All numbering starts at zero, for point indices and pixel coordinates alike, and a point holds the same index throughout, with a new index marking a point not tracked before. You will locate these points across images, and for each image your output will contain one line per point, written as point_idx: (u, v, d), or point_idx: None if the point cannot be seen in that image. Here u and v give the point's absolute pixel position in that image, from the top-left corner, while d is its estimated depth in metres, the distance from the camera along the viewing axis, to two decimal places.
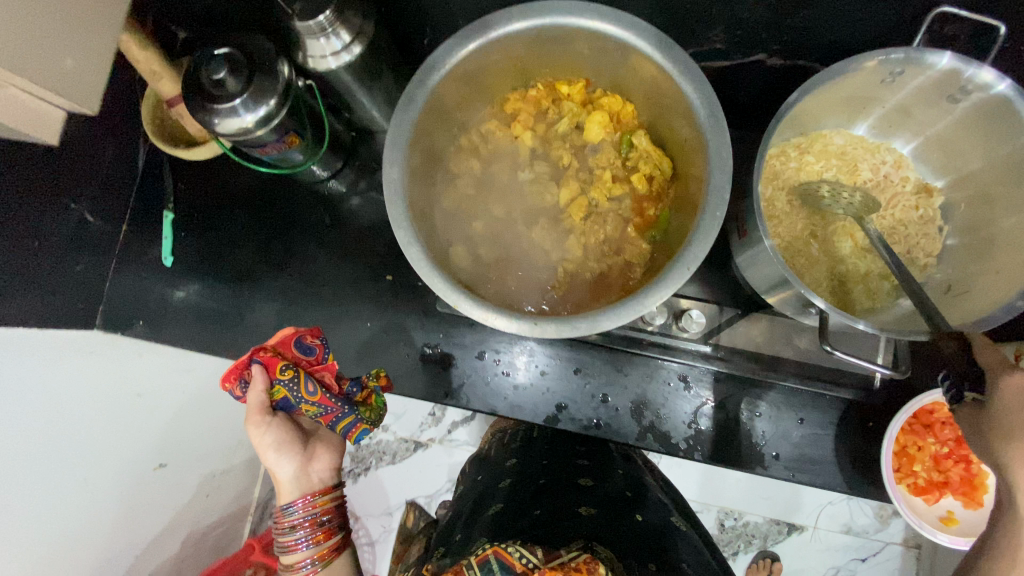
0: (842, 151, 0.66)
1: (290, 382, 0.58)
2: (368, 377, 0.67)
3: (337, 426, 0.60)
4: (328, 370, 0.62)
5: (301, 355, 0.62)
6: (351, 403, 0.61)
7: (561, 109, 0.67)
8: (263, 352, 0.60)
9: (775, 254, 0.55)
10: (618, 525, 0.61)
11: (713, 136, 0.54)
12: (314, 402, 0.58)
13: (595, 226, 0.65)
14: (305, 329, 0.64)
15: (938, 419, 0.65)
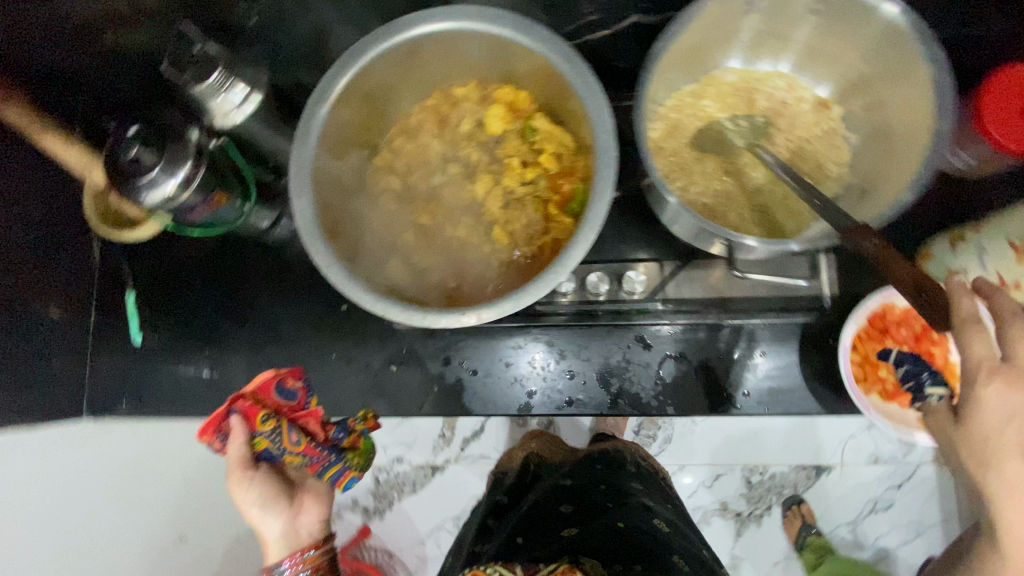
0: (737, 86, 0.68)
1: (271, 433, 0.57)
2: (355, 420, 0.63)
3: (324, 475, 0.59)
4: (311, 417, 0.59)
5: (282, 401, 0.60)
6: (336, 452, 0.59)
7: (461, 111, 0.70)
8: (242, 401, 0.58)
9: (682, 206, 0.58)
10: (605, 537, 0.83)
11: (592, 100, 0.58)
12: (297, 452, 0.58)
13: (516, 212, 0.67)
14: (286, 371, 0.60)
15: (893, 321, 0.65)
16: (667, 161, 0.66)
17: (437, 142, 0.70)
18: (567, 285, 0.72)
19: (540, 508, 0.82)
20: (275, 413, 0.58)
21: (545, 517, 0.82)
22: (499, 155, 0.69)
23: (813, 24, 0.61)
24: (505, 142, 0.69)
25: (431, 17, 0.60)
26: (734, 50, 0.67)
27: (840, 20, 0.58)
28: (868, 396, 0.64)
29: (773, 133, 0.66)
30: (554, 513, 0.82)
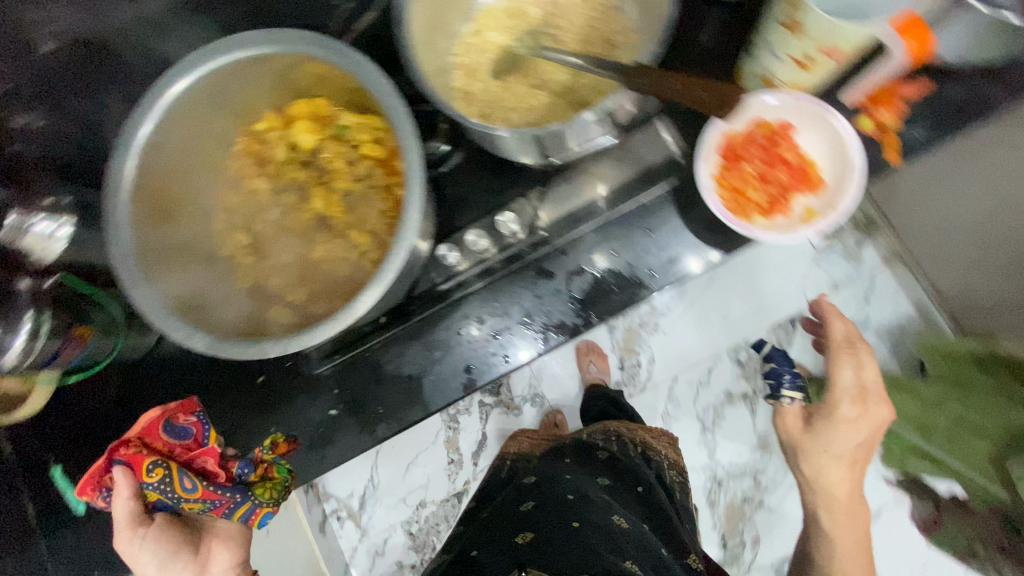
0: (506, 7, 0.69)
1: (160, 482, 0.63)
2: (265, 450, 0.75)
3: (233, 513, 0.69)
4: (208, 455, 0.68)
5: (174, 441, 0.67)
6: (241, 490, 0.69)
7: (272, 144, 0.69)
8: (125, 448, 0.65)
9: (516, 133, 0.58)
10: (552, 530, 0.83)
11: (364, 71, 0.58)
12: (196, 497, 0.66)
13: (362, 209, 0.66)
14: (176, 409, 0.68)
15: (737, 146, 0.67)
16: (477, 103, 0.67)
17: (264, 184, 0.69)
18: (455, 255, 0.73)
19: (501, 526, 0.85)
20: (161, 459, 0.64)
21: (504, 518, 0.86)
22: (325, 166, 0.69)
23: None
24: (325, 152, 0.68)
25: (182, 66, 0.58)
26: None
27: None
28: (746, 220, 0.66)
29: (557, 33, 0.67)
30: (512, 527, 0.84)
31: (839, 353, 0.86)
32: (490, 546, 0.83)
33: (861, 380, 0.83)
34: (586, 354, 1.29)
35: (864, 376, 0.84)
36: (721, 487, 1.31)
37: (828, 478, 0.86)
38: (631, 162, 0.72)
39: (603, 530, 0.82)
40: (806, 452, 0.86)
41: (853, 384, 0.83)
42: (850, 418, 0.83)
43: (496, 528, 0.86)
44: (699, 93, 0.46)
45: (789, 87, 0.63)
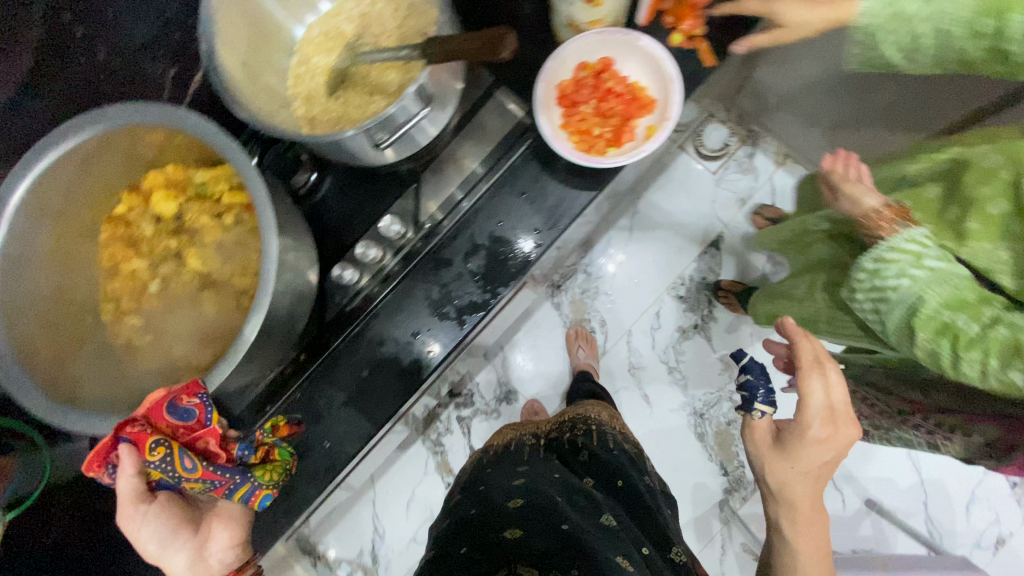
0: (321, 31, 0.72)
1: (162, 462, 0.58)
2: (264, 434, 0.69)
3: (233, 495, 0.63)
4: (210, 437, 0.61)
5: (178, 422, 0.59)
6: (242, 472, 0.63)
7: (136, 221, 0.69)
8: (130, 426, 0.58)
9: (362, 130, 0.58)
10: (545, 527, 0.80)
11: (188, 122, 0.59)
12: (197, 478, 0.60)
13: (239, 255, 0.67)
14: (179, 389, 0.59)
15: (568, 92, 0.72)
16: (321, 124, 0.69)
17: (139, 263, 0.68)
18: (351, 272, 0.75)
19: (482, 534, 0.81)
20: (164, 438, 0.58)
21: (492, 517, 0.83)
22: (192, 227, 0.69)
23: None
24: (189, 212, 0.68)
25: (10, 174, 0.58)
26: (293, 9, 0.71)
27: None
28: (598, 155, 0.70)
29: (374, 41, 0.70)
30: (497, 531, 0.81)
31: (805, 372, 0.69)
32: (479, 538, 0.80)
33: (828, 399, 0.67)
34: (576, 340, 1.36)
35: (835, 398, 0.67)
36: (704, 419, 1.35)
37: (797, 489, 0.67)
38: (490, 140, 0.77)
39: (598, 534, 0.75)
40: (764, 457, 0.71)
41: (824, 403, 0.67)
42: (821, 439, 0.66)
43: (486, 525, 0.82)
44: (470, 41, 0.50)
45: (593, 26, 0.66)
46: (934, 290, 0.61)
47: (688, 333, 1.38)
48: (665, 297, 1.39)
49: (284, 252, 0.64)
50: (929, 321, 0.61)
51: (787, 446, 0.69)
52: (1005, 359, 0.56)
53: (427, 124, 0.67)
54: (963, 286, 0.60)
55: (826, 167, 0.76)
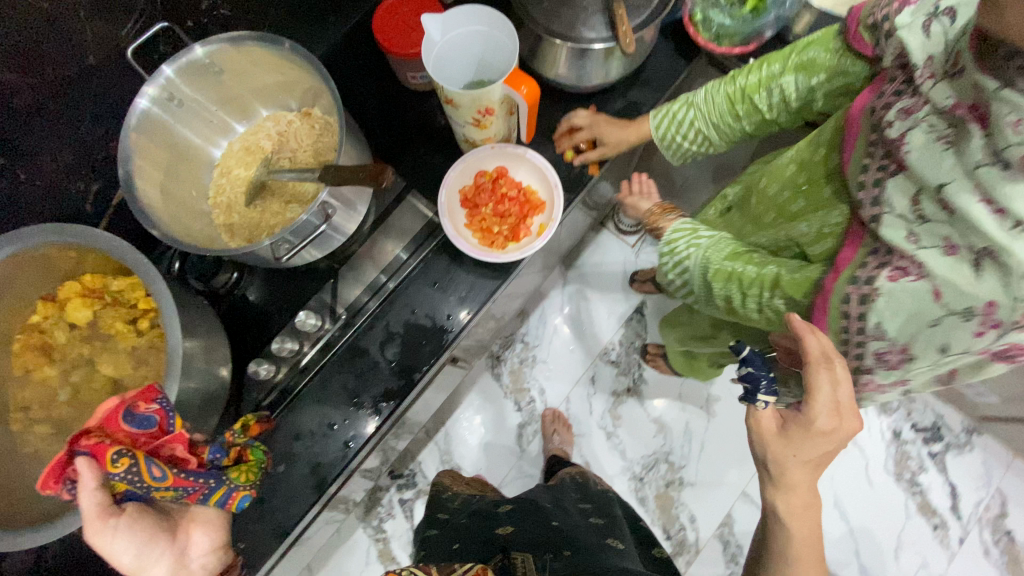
0: (242, 148, 0.79)
1: (127, 471, 0.52)
2: (232, 436, 0.65)
3: (208, 500, 0.57)
4: (177, 442, 0.56)
5: (136, 431, 0.54)
6: (216, 475, 0.57)
7: (51, 329, 0.71)
8: (86, 439, 0.53)
9: (276, 241, 0.63)
10: (534, 527, 0.87)
11: (102, 242, 0.64)
12: (167, 487, 0.54)
13: (153, 359, 0.70)
14: (135, 397, 0.56)
15: (468, 197, 0.80)
16: (240, 231, 0.75)
17: (51, 371, 0.70)
18: (267, 368, 0.77)
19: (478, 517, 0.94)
20: (126, 448, 0.53)
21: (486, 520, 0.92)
22: (106, 333, 0.71)
23: (225, 79, 0.73)
24: (103, 319, 0.71)
25: None
26: (210, 132, 0.78)
27: (236, 67, 0.71)
28: (495, 250, 0.78)
29: (291, 156, 0.78)
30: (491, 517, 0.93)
31: (812, 370, 0.58)
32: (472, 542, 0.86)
33: (835, 394, 0.58)
34: (552, 423, 1.40)
35: (843, 393, 0.57)
36: (643, 482, 1.37)
37: (797, 481, 0.59)
38: (404, 235, 0.84)
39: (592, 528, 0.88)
40: (766, 449, 0.61)
41: (830, 397, 0.57)
42: (826, 432, 0.57)
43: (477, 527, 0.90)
44: (355, 172, 0.62)
45: (486, 141, 0.77)
46: (714, 252, 0.76)
47: (622, 397, 1.44)
48: (598, 363, 1.46)
49: (194, 355, 0.67)
50: (719, 271, 0.74)
51: (792, 440, 0.59)
52: (772, 288, 0.68)
53: (343, 227, 0.73)
54: (734, 246, 0.77)
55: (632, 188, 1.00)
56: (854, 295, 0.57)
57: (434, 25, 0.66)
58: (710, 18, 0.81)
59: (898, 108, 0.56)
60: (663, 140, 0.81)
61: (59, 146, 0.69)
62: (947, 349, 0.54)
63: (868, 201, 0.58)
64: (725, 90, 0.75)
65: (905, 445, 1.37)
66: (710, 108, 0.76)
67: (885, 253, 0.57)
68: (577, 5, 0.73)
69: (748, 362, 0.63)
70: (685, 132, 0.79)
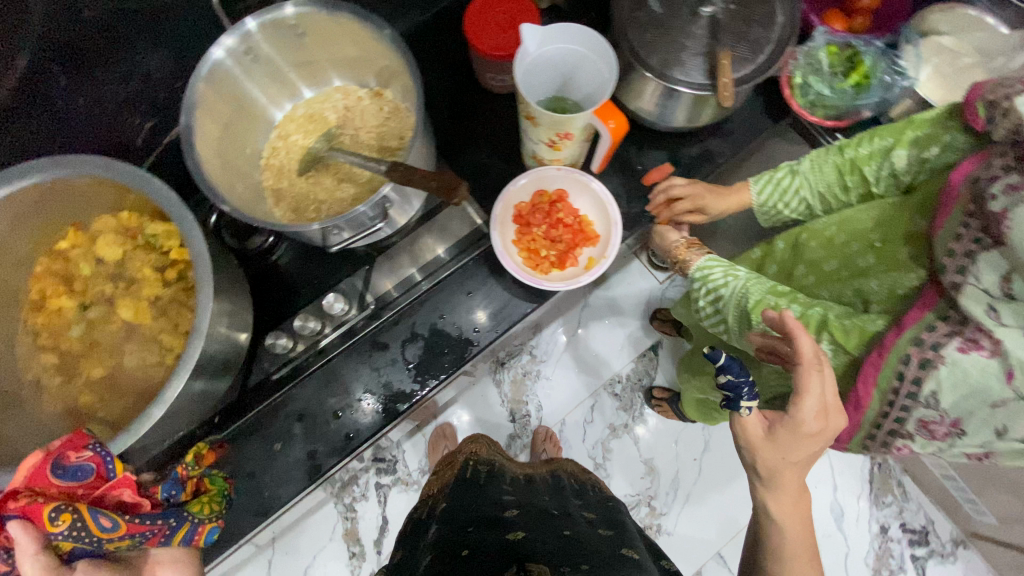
0: (306, 115, 0.77)
1: (75, 527, 0.51)
2: (186, 468, 0.65)
3: (171, 538, 0.59)
4: (123, 487, 0.55)
5: (73, 482, 0.53)
6: (177, 513, 0.59)
7: (75, 260, 0.69)
8: (15, 500, 0.51)
9: (328, 225, 0.60)
10: (549, 536, 0.86)
11: (148, 185, 0.61)
12: (123, 535, 0.55)
13: (176, 311, 0.68)
14: (63, 446, 0.54)
15: (523, 214, 0.78)
16: (287, 199, 0.73)
17: (68, 302, 0.68)
18: (284, 342, 0.75)
19: (485, 517, 0.90)
20: (66, 505, 0.51)
21: (495, 522, 0.89)
22: (131, 275, 0.69)
23: (305, 43, 0.70)
24: (132, 260, 0.69)
25: None
26: (277, 92, 0.75)
27: (319, 33, 0.68)
28: (539, 276, 0.76)
29: (353, 134, 0.75)
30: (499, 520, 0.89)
31: (802, 374, 0.54)
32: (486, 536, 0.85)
33: (824, 397, 0.54)
34: (543, 442, 1.36)
35: (830, 394, 0.54)
36: None
37: (786, 482, 0.58)
38: (448, 237, 0.81)
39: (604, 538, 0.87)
40: (756, 455, 0.59)
41: (819, 401, 0.54)
42: (813, 434, 0.55)
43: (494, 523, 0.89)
44: (427, 180, 0.57)
45: (554, 162, 0.74)
46: (753, 287, 0.66)
47: (618, 432, 1.41)
48: (601, 393, 1.43)
49: (219, 317, 0.63)
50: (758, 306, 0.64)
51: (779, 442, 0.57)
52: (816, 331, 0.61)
53: (391, 222, 0.71)
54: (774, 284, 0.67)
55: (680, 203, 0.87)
56: (917, 358, 0.52)
57: (532, 37, 0.63)
58: (809, 84, 0.78)
59: (1002, 183, 0.50)
60: (763, 208, 0.75)
61: (124, 76, 0.66)
62: (1005, 432, 0.51)
63: (952, 268, 0.53)
64: (833, 160, 0.69)
65: (889, 542, 1.35)
66: (820, 178, 0.70)
67: (958, 322, 0.52)
68: (679, 45, 0.70)
69: (727, 368, 0.58)
70: (789, 201, 0.73)
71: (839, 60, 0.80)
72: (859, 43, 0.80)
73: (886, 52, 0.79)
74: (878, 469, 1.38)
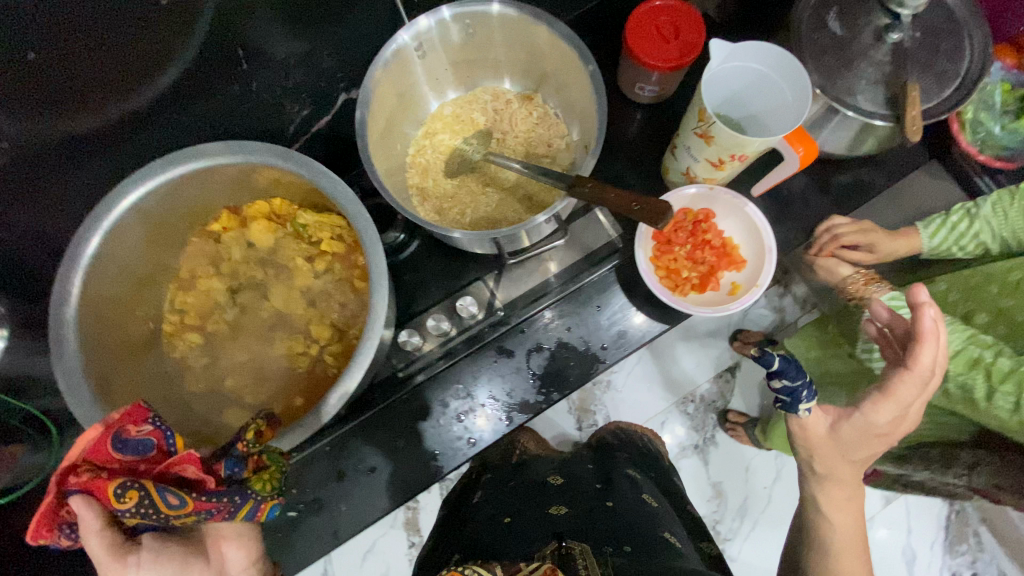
0: (454, 114, 0.75)
1: (141, 506, 0.43)
2: (245, 443, 0.50)
3: (236, 519, 0.47)
4: (187, 462, 0.45)
5: (135, 458, 0.45)
6: (240, 489, 0.47)
7: (225, 243, 0.70)
8: (75, 474, 0.44)
9: (483, 237, 0.61)
10: (592, 512, 0.67)
11: (323, 179, 0.61)
12: (188, 513, 0.44)
13: (325, 303, 0.68)
14: (122, 419, 0.46)
15: (666, 232, 0.75)
16: (432, 198, 0.72)
17: (219, 284, 0.69)
18: (416, 339, 0.75)
19: (525, 487, 0.77)
20: (130, 481, 0.43)
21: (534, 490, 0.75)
22: (281, 262, 0.70)
23: (473, 41, 0.69)
24: (282, 248, 0.69)
25: (141, 176, 0.59)
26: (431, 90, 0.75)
27: (492, 32, 0.68)
28: (682, 298, 0.73)
29: (501, 138, 0.74)
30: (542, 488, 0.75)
31: (898, 376, 0.52)
32: (525, 514, 0.67)
33: (909, 406, 0.53)
34: None
35: (916, 406, 0.54)
36: None
37: (845, 478, 0.57)
38: (581, 249, 0.79)
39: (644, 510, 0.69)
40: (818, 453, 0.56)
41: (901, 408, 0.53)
42: (881, 434, 0.54)
43: (532, 501, 0.71)
44: (624, 203, 0.54)
45: (707, 181, 0.72)
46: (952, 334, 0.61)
47: (688, 451, 1.34)
48: (673, 409, 1.35)
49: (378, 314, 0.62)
50: (957, 355, 0.60)
51: (845, 444, 0.55)
52: None
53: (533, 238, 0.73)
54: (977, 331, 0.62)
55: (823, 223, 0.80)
56: None
57: (719, 53, 0.61)
58: (981, 121, 0.78)
59: None
60: (934, 249, 0.73)
61: (296, 65, 0.67)
62: None
63: None
64: (1018, 203, 0.66)
65: None
66: (1003, 222, 0.67)
67: None
68: (859, 69, 0.67)
69: (782, 372, 0.53)
70: (965, 244, 0.70)
71: (1012, 99, 0.78)
72: None
73: None
74: (957, 516, 1.26)
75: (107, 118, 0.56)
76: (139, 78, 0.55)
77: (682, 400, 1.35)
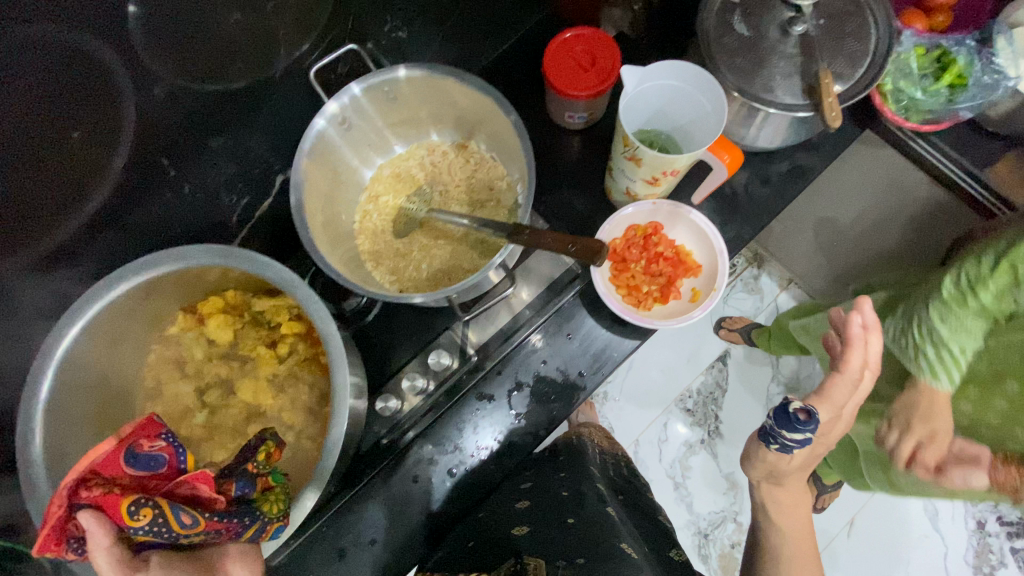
0: (392, 175, 0.76)
1: (154, 522, 0.45)
2: (254, 465, 0.54)
3: (242, 538, 0.50)
4: (199, 481, 0.48)
5: (143, 474, 0.48)
6: (250, 511, 0.50)
7: (187, 345, 0.70)
8: (87, 488, 0.45)
9: (435, 297, 0.61)
10: (551, 526, 0.67)
11: (265, 267, 0.61)
12: (199, 532, 0.47)
13: (293, 387, 0.69)
14: (136, 434, 0.50)
15: (621, 251, 0.76)
16: (385, 261, 0.73)
17: (185, 387, 0.69)
18: (394, 403, 0.76)
19: (493, 510, 0.73)
20: (146, 497, 0.45)
21: (497, 513, 0.72)
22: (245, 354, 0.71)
23: (396, 105, 0.70)
24: (245, 340, 0.70)
25: (87, 298, 0.58)
26: (367, 157, 0.75)
27: (412, 93, 0.69)
28: (645, 315, 0.74)
29: (443, 191, 0.76)
30: (507, 511, 0.72)
31: (834, 379, 0.65)
32: (488, 533, 0.69)
33: (842, 406, 0.65)
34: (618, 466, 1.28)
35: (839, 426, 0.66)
36: (708, 541, 1.28)
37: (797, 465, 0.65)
38: (541, 282, 0.80)
39: (605, 523, 0.67)
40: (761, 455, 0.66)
41: (843, 405, 0.64)
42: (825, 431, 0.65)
43: (494, 522, 0.70)
44: (562, 245, 0.55)
45: (648, 196, 0.73)
46: None
47: (696, 449, 1.33)
48: (673, 409, 1.34)
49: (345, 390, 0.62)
50: None
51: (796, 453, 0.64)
52: None
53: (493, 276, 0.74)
54: None
55: (771, 213, 0.81)
56: None
57: (632, 77, 0.63)
58: (902, 89, 0.78)
59: None
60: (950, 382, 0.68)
61: (227, 159, 0.68)
62: None
63: None
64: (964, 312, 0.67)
65: (988, 537, 1.23)
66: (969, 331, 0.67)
67: None
68: (771, 64, 0.68)
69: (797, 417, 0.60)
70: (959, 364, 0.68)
71: (929, 62, 0.80)
72: (949, 43, 0.79)
73: (982, 49, 0.78)
74: None
75: (45, 250, 0.56)
76: (72, 200, 0.55)
77: (679, 399, 1.34)
